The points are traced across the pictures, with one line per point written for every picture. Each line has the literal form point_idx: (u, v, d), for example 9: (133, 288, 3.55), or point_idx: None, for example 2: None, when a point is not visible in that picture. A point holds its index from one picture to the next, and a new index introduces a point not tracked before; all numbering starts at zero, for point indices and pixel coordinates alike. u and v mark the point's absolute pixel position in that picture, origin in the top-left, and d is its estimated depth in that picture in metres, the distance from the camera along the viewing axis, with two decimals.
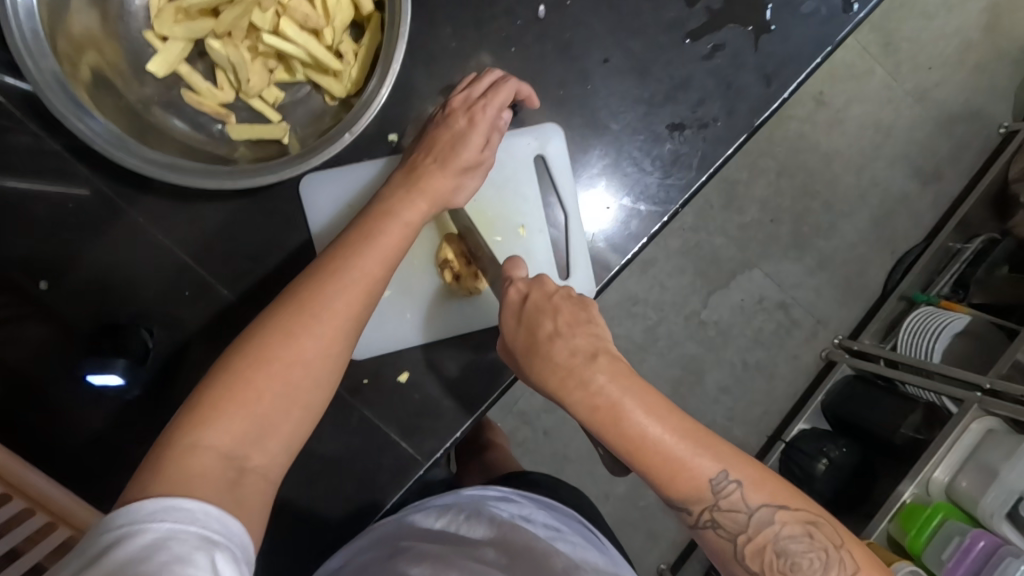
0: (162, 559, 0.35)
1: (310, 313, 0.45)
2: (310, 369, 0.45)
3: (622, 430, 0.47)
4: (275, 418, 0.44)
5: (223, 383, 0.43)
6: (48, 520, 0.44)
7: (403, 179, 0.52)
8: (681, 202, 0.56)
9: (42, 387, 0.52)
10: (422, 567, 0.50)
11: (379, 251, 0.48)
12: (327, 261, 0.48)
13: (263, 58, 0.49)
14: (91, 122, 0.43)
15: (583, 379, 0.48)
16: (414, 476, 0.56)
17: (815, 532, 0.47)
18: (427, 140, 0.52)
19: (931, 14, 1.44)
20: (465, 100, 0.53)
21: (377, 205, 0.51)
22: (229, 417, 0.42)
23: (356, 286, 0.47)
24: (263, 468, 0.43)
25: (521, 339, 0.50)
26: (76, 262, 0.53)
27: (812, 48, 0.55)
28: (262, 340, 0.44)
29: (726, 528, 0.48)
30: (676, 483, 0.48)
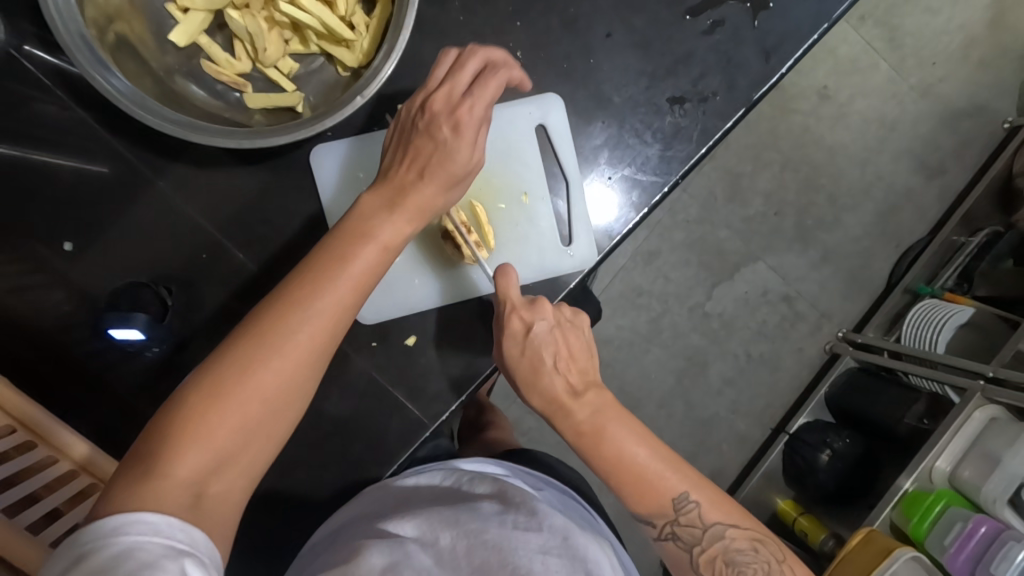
0: (131, 567, 0.35)
1: (278, 339, 0.44)
2: (277, 398, 0.44)
3: (604, 452, 0.54)
4: (239, 445, 0.43)
5: (184, 411, 0.42)
6: (69, 468, 0.47)
7: (383, 194, 0.51)
8: (682, 174, 0.57)
9: (66, 345, 0.55)
10: (414, 525, 0.51)
11: (353, 273, 0.48)
12: (297, 283, 0.46)
13: (279, 28, 0.50)
14: (114, 80, 0.45)
15: (568, 409, 0.55)
16: (421, 438, 0.58)
17: (760, 548, 0.53)
18: (408, 151, 0.51)
19: (935, 9, 1.45)
20: (449, 97, 0.50)
21: (353, 222, 0.50)
22: (190, 445, 0.41)
23: (326, 313, 0.46)
24: (227, 490, 0.43)
25: (524, 369, 0.55)
26: (99, 225, 0.56)
27: (810, 25, 0.57)
28: (227, 367, 0.43)
29: (684, 540, 0.54)
30: (646, 501, 0.54)
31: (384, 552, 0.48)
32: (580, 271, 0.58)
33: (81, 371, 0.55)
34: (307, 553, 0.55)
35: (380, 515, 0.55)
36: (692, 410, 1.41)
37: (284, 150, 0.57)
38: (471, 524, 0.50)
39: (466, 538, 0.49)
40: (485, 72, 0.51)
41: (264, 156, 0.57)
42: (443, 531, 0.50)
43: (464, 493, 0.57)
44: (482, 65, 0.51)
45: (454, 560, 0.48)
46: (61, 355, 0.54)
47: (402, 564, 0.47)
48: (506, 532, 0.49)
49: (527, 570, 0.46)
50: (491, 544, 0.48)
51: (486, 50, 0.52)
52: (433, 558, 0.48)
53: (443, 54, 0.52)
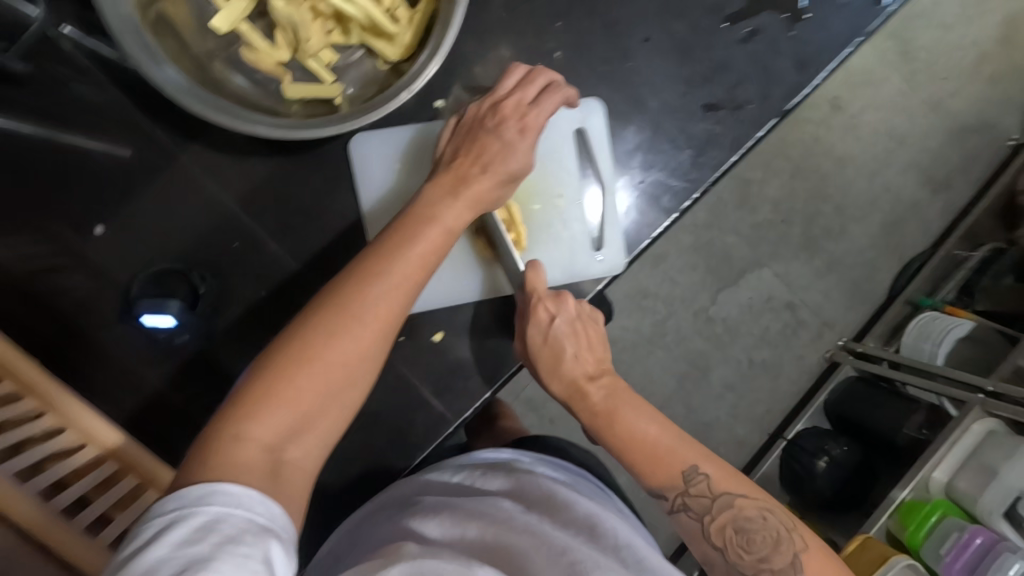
0: (213, 542, 0.33)
1: (356, 306, 0.43)
2: (354, 366, 0.43)
3: (617, 435, 0.54)
4: (317, 416, 0.41)
5: (264, 376, 0.40)
6: (96, 454, 0.47)
7: (444, 181, 0.50)
8: (712, 180, 0.57)
9: (94, 330, 0.54)
10: (437, 523, 0.50)
11: (424, 248, 0.47)
12: (372, 255, 0.46)
13: (322, 19, 0.50)
14: (166, 70, 0.45)
15: (586, 394, 0.56)
16: (444, 434, 0.58)
17: (770, 514, 0.50)
18: (471, 144, 0.51)
19: (949, 24, 1.46)
20: (516, 104, 0.52)
21: (421, 203, 0.49)
22: (271, 412, 0.39)
23: (400, 282, 0.45)
24: (303, 464, 0.41)
25: (545, 356, 0.56)
26: (131, 209, 0.55)
27: (844, 38, 0.57)
28: (306, 334, 0.42)
29: (694, 511, 0.51)
30: (653, 471, 0.53)
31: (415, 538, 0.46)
32: (608, 275, 0.59)
33: (109, 358, 0.54)
34: (337, 543, 0.56)
35: (396, 508, 0.54)
36: (694, 414, 1.42)
37: (319, 142, 0.57)
38: (498, 525, 0.48)
39: (495, 526, 0.48)
40: (550, 87, 0.53)
41: (297, 149, 0.57)
42: (470, 525, 0.49)
43: (479, 491, 0.55)
44: (549, 82, 0.53)
45: (484, 548, 0.47)
46: (91, 341, 0.54)
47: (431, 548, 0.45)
48: (535, 523, 0.48)
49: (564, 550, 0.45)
50: (522, 533, 0.47)
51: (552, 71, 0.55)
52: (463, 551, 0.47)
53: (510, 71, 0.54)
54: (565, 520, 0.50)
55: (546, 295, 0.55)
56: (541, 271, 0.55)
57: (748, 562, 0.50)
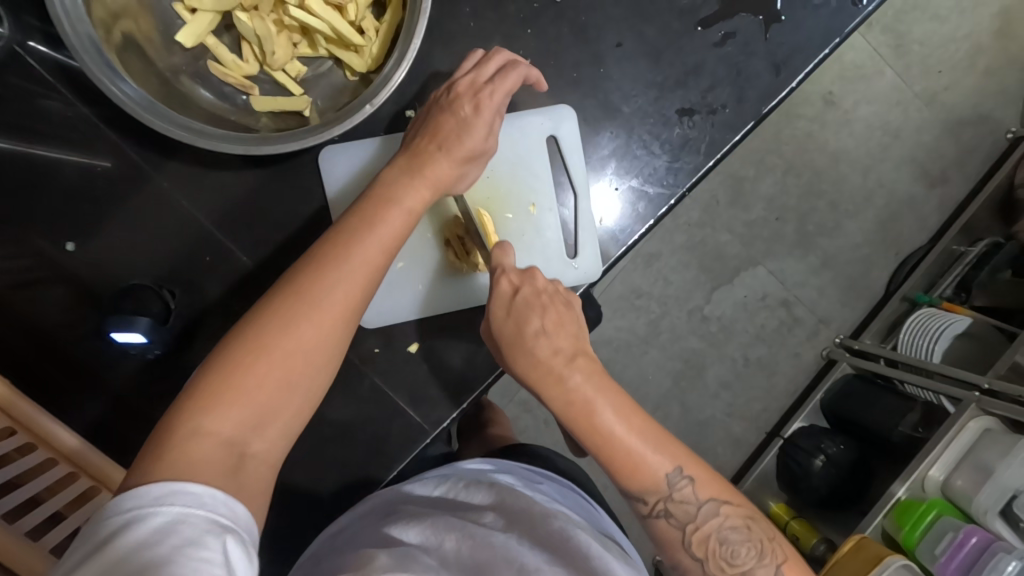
0: (173, 544, 0.35)
1: (310, 297, 0.45)
2: (313, 356, 0.44)
3: (589, 420, 0.52)
4: (274, 408, 0.43)
5: (218, 372, 0.42)
6: (69, 471, 0.48)
7: (404, 163, 0.51)
8: (688, 186, 0.57)
9: (70, 346, 0.55)
10: (417, 531, 0.50)
11: (378, 236, 0.48)
12: (328, 244, 0.47)
13: (288, 32, 0.50)
14: (124, 85, 0.45)
15: (558, 374, 0.53)
16: (422, 443, 0.58)
17: (753, 525, 0.53)
18: (430, 125, 0.52)
19: (943, 16, 1.44)
20: (471, 84, 0.52)
21: (377, 191, 0.50)
22: (229, 405, 0.41)
23: (357, 271, 0.46)
24: (264, 454, 0.43)
25: (508, 330, 0.54)
26: (103, 225, 0.56)
27: (820, 39, 0.57)
28: (260, 328, 0.43)
29: (676, 518, 0.53)
30: (634, 477, 0.53)
31: (393, 556, 0.46)
32: (582, 283, 0.59)
33: (86, 371, 0.55)
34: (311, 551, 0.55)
35: (374, 517, 0.54)
36: (689, 413, 1.42)
37: (291, 154, 0.57)
38: (474, 539, 0.49)
39: (472, 540, 0.48)
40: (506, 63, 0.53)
41: (271, 160, 0.57)
42: (447, 536, 0.50)
43: (462, 503, 0.55)
44: (504, 60, 0.53)
45: (460, 562, 0.47)
46: (66, 356, 0.55)
47: (410, 560, 0.46)
48: (510, 539, 0.49)
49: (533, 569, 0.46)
50: (499, 549, 0.47)
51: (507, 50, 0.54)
52: (438, 561, 0.47)
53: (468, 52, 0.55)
54: (541, 535, 0.50)
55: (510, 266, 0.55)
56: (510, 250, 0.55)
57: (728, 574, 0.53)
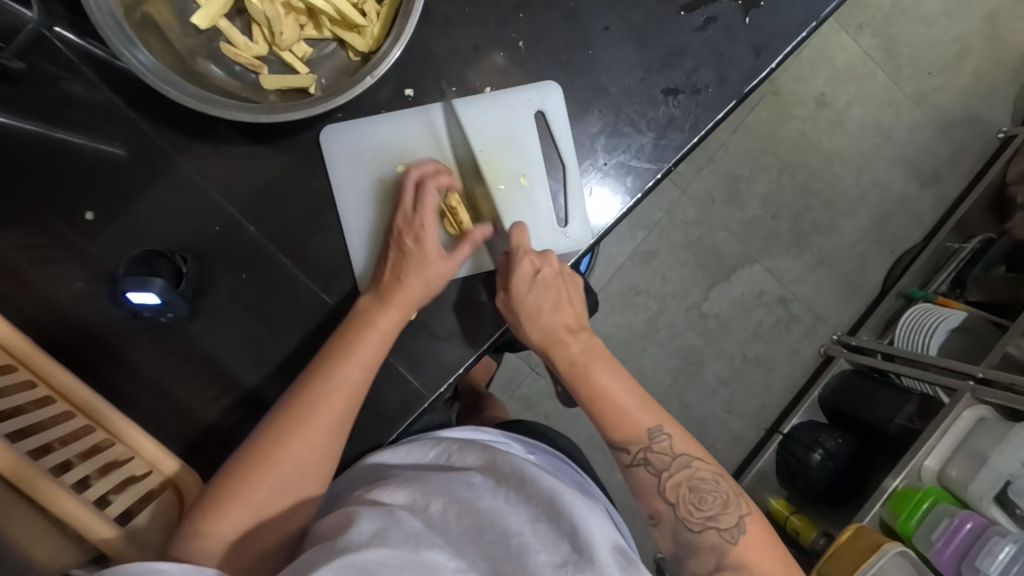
0: None
1: (300, 417, 0.54)
2: (302, 465, 0.54)
3: (589, 387, 0.60)
4: (270, 508, 0.52)
5: (229, 479, 0.52)
6: (85, 423, 0.52)
7: (375, 293, 0.58)
8: (674, 162, 0.60)
9: (81, 310, 0.58)
10: (398, 493, 0.54)
11: (358, 357, 0.56)
12: (316, 367, 0.56)
13: (295, 14, 0.53)
14: (140, 55, 0.48)
15: (566, 342, 0.61)
16: (420, 408, 0.61)
17: (721, 480, 0.59)
18: (392, 261, 0.59)
19: (932, 20, 1.48)
20: (405, 217, 0.59)
21: (357, 315, 0.58)
22: (233, 514, 0.51)
23: (339, 391, 0.55)
24: (261, 548, 0.52)
25: (528, 306, 0.59)
26: (121, 197, 0.60)
27: (798, 23, 0.60)
28: (260, 446, 0.53)
29: (654, 465, 0.59)
30: (620, 427, 0.59)
31: (372, 520, 0.48)
32: (575, 251, 0.62)
33: (104, 337, 0.59)
34: (314, 510, 0.61)
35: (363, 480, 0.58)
36: (688, 410, 1.43)
37: (296, 130, 0.61)
38: (463, 503, 0.52)
39: (459, 504, 0.52)
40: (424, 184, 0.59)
41: (276, 137, 0.61)
42: (434, 500, 0.53)
43: (455, 466, 0.59)
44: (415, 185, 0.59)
45: (446, 524, 0.50)
46: (82, 323, 0.59)
47: (388, 531, 0.47)
48: (498, 504, 0.52)
49: (517, 533, 0.49)
50: (483, 514, 0.51)
51: (416, 168, 0.59)
52: (424, 522, 0.51)
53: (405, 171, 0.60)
54: (530, 495, 0.53)
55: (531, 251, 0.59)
56: (526, 233, 0.59)
57: (696, 519, 0.58)
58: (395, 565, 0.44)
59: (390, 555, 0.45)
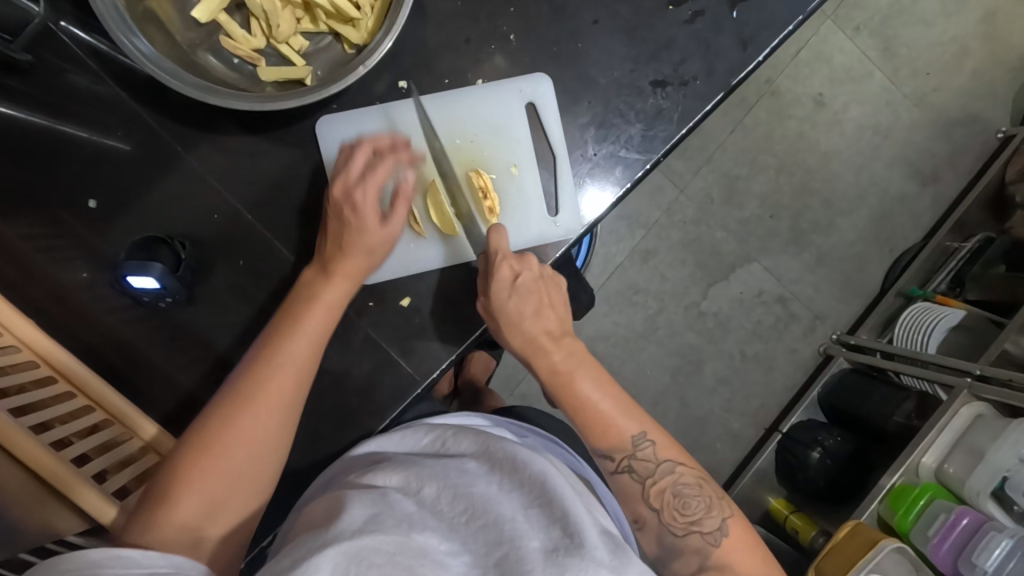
0: None
1: (248, 397, 0.54)
2: (254, 444, 0.54)
3: (571, 396, 0.60)
4: (224, 492, 0.52)
5: (176, 467, 0.51)
6: (87, 404, 0.55)
7: (314, 270, 0.59)
8: (662, 152, 0.61)
9: (85, 297, 0.60)
10: (390, 478, 0.55)
11: (305, 333, 0.56)
12: (263, 346, 0.56)
13: (292, 8, 0.55)
14: (139, 43, 0.50)
15: (547, 350, 0.61)
16: (413, 393, 0.62)
17: (704, 484, 0.59)
18: (328, 232, 0.59)
19: (929, 21, 1.49)
20: (345, 184, 0.58)
21: (301, 293, 0.58)
22: (186, 498, 0.51)
23: (287, 369, 0.55)
24: (216, 534, 0.52)
25: (510, 312, 0.59)
26: (122, 187, 0.62)
27: (785, 16, 0.61)
28: (206, 430, 0.53)
29: (638, 473, 0.59)
30: (604, 435, 0.60)
31: (365, 506, 0.49)
32: (565, 240, 0.63)
33: (105, 321, 0.60)
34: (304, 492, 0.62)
35: (357, 463, 0.58)
36: (688, 409, 1.44)
37: (292, 121, 0.63)
38: (457, 488, 0.53)
39: (452, 489, 0.53)
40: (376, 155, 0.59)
41: (272, 128, 0.63)
42: (428, 484, 0.54)
43: (449, 451, 0.60)
44: (371, 151, 0.59)
45: (438, 508, 0.51)
46: (86, 309, 0.60)
47: (382, 516, 0.48)
48: (492, 490, 0.53)
49: (508, 516, 0.50)
50: (476, 499, 0.51)
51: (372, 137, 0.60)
52: (417, 505, 0.51)
53: (342, 149, 0.61)
54: (523, 481, 0.54)
55: (511, 254, 0.60)
56: (504, 236, 0.60)
57: (680, 524, 0.58)
58: (389, 551, 0.45)
59: (386, 541, 0.45)
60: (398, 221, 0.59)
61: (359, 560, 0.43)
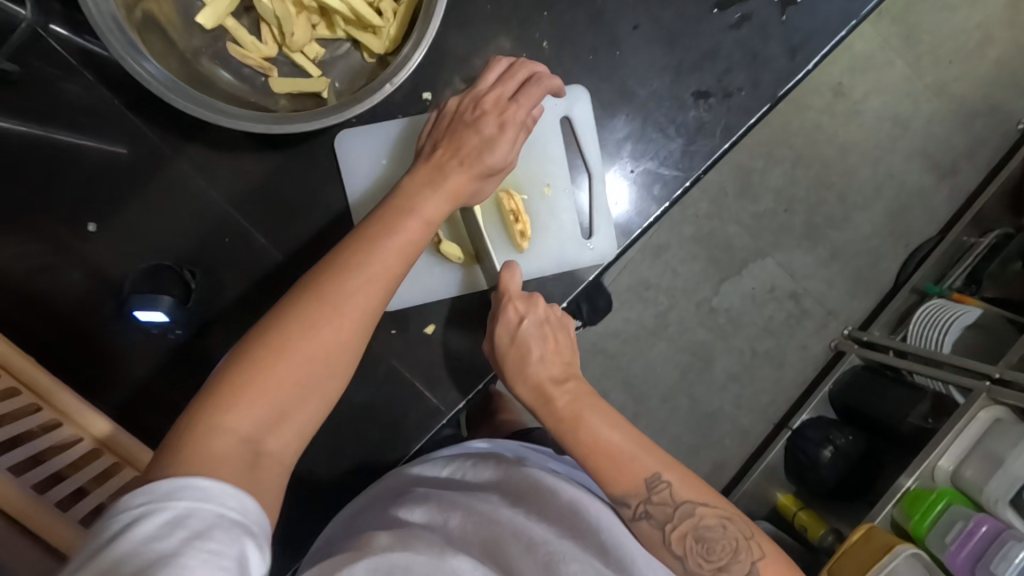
0: (181, 536, 0.35)
1: (328, 301, 0.47)
2: (330, 357, 0.46)
3: (579, 439, 0.54)
4: (293, 405, 0.45)
5: (245, 363, 0.44)
6: (92, 447, 0.51)
7: (424, 174, 0.53)
8: (703, 169, 0.57)
9: (87, 324, 0.57)
10: (419, 511, 0.54)
11: (398, 242, 0.50)
12: (349, 247, 0.49)
13: (307, 14, 0.51)
14: (147, 65, 0.46)
15: (551, 398, 0.56)
16: (438, 425, 0.59)
17: (729, 523, 0.53)
18: (454, 138, 0.54)
19: (954, 7, 1.43)
20: (495, 100, 0.54)
21: (398, 196, 0.52)
22: (249, 404, 0.43)
23: (377, 280, 0.48)
24: (278, 457, 0.44)
25: (511, 357, 0.56)
26: (122, 205, 0.58)
27: (836, 23, 0.57)
28: (280, 329, 0.45)
29: (655, 518, 0.52)
30: (617, 480, 0.53)
31: (392, 534, 0.49)
32: (598, 264, 0.59)
33: (107, 347, 0.57)
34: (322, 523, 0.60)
35: (386, 496, 0.57)
36: (697, 406, 1.42)
37: (306, 136, 0.59)
38: (483, 518, 0.52)
39: (478, 519, 0.52)
40: (531, 77, 0.55)
41: (287, 143, 0.59)
42: (452, 515, 0.53)
43: (469, 482, 0.59)
44: (529, 73, 0.55)
45: (466, 539, 0.51)
46: (92, 337, 0.57)
47: (410, 539, 0.48)
48: (518, 518, 0.52)
49: (542, 541, 0.49)
50: (504, 529, 0.50)
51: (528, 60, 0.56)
52: (444, 538, 0.51)
53: (493, 62, 0.56)
54: (551, 512, 0.53)
55: (515, 292, 0.56)
56: (518, 270, 0.56)
57: (705, 570, 0.53)
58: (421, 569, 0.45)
59: (417, 560, 0.45)
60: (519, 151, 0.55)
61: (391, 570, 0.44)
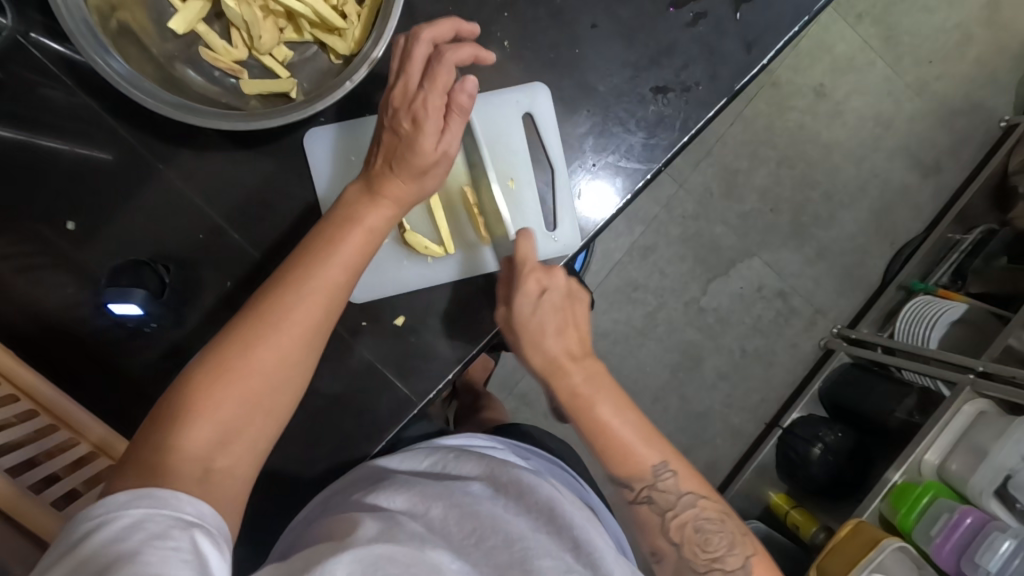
0: (139, 538, 0.38)
1: (268, 320, 0.49)
2: (274, 372, 0.49)
3: (588, 419, 0.59)
4: (240, 421, 0.47)
5: (189, 386, 0.46)
6: (69, 436, 0.53)
7: (361, 187, 0.55)
8: (663, 162, 0.60)
9: (67, 320, 0.58)
10: (398, 498, 0.53)
11: (338, 258, 0.52)
12: (290, 268, 0.52)
13: (274, 17, 0.54)
14: (115, 64, 0.48)
15: (566, 371, 0.60)
16: (410, 414, 0.61)
17: (727, 519, 0.58)
18: (381, 146, 0.54)
19: (932, 8, 1.46)
20: (404, 91, 0.52)
21: (341, 211, 0.54)
22: (196, 422, 0.46)
23: (316, 294, 0.51)
24: (230, 468, 0.46)
25: (530, 328, 0.59)
26: (100, 204, 0.59)
27: (789, 18, 0.59)
28: (221, 354, 0.48)
29: (658, 504, 0.58)
30: (623, 463, 0.58)
31: (377, 522, 0.48)
32: (564, 255, 0.61)
33: (86, 342, 0.59)
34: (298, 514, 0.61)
35: (364, 474, 0.58)
36: (688, 405, 1.43)
37: (278, 135, 0.61)
38: (464, 507, 0.51)
39: (457, 508, 0.51)
40: (435, 56, 0.52)
41: (260, 142, 0.61)
42: (434, 504, 0.52)
43: (449, 474, 0.59)
44: (431, 48, 0.52)
45: (446, 529, 0.50)
46: (70, 332, 0.59)
47: (394, 530, 0.47)
48: (498, 511, 0.51)
49: (519, 536, 0.49)
50: (483, 518, 0.50)
51: (430, 30, 0.53)
52: (425, 526, 0.50)
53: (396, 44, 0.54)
54: (528, 506, 0.53)
55: (537, 267, 0.59)
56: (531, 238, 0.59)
57: (702, 560, 0.57)
58: (403, 563, 0.43)
59: (399, 551, 0.44)
60: (455, 135, 0.53)
61: (374, 567, 0.42)
